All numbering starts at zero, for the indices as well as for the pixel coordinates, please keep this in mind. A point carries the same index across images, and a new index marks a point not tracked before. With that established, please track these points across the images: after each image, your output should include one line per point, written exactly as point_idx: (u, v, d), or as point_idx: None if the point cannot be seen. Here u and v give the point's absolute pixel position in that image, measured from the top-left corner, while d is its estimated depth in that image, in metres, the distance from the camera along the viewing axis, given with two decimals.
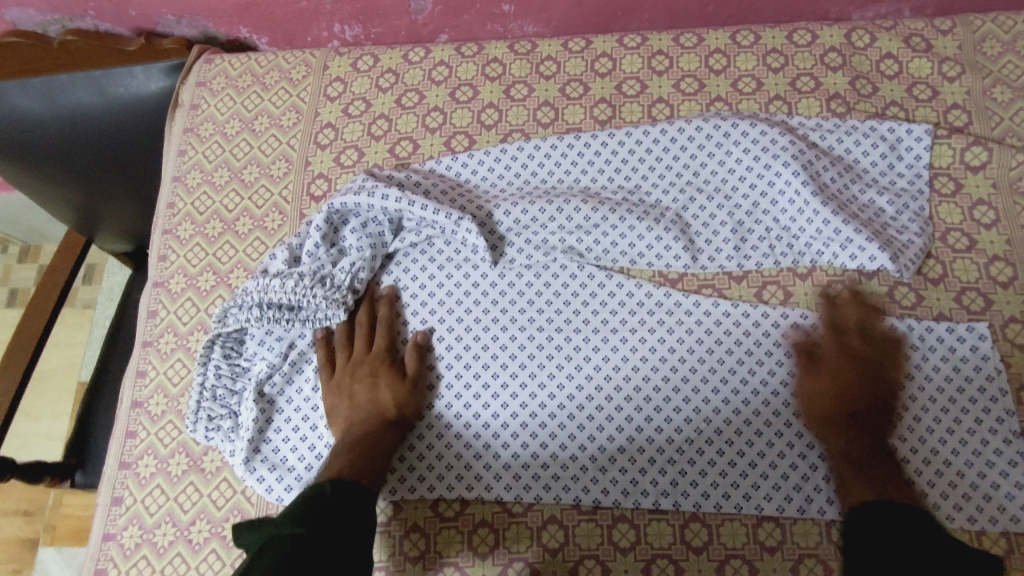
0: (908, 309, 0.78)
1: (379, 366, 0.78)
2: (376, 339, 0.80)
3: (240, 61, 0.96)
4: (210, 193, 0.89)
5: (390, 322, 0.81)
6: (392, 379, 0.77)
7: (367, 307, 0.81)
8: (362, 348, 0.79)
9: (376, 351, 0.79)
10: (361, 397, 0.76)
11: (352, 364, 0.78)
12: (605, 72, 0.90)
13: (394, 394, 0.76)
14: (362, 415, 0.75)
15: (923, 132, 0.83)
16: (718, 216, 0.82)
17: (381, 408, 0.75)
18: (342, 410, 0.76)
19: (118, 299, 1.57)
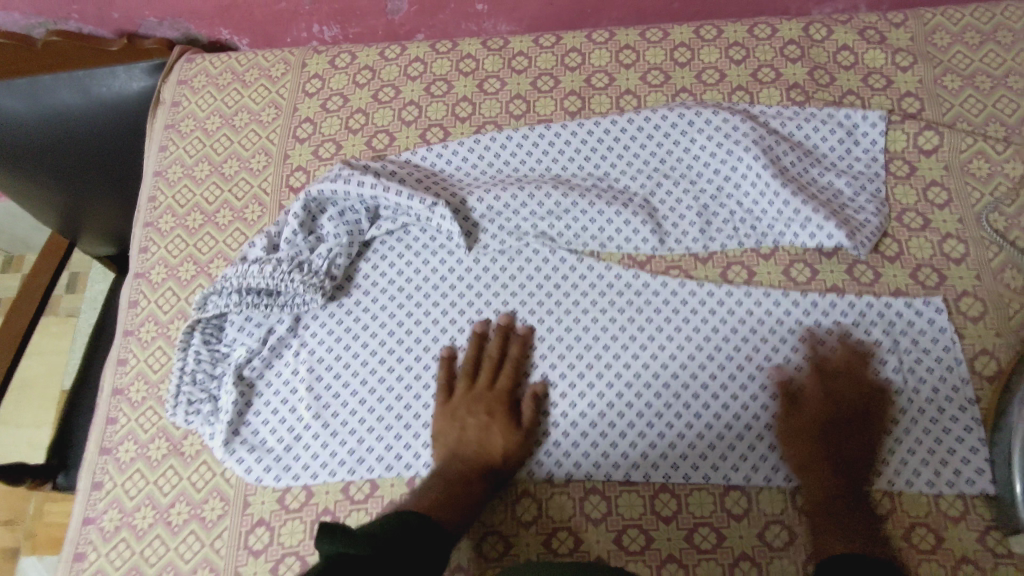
0: (866, 285, 0.81)
1: (498, 408, 0.76)
2: (501, 376, 0.78)
3: (221, 60, 0.98)
4: (190, 187, 0.92)
5: (520, 361, 0.80)
6: (506, 423, 0.75)
7: (475, 343, 0.80)
8: (485, 385, 0.78)
9: (501, 391, 0.77)
10: (480, 440, 0.75)
11: (465, 403, 0.77)
12: (574, 66, 0.93)
13: (508, 439, 0.75)
14: (474, 461, 0.74)
15: (877, 118, 0.87)
16: (684, 200, 0.85)
17: (491, 453, 0.74)
18: (448, 455, 0.75)
19: (100, 305, 1.58)
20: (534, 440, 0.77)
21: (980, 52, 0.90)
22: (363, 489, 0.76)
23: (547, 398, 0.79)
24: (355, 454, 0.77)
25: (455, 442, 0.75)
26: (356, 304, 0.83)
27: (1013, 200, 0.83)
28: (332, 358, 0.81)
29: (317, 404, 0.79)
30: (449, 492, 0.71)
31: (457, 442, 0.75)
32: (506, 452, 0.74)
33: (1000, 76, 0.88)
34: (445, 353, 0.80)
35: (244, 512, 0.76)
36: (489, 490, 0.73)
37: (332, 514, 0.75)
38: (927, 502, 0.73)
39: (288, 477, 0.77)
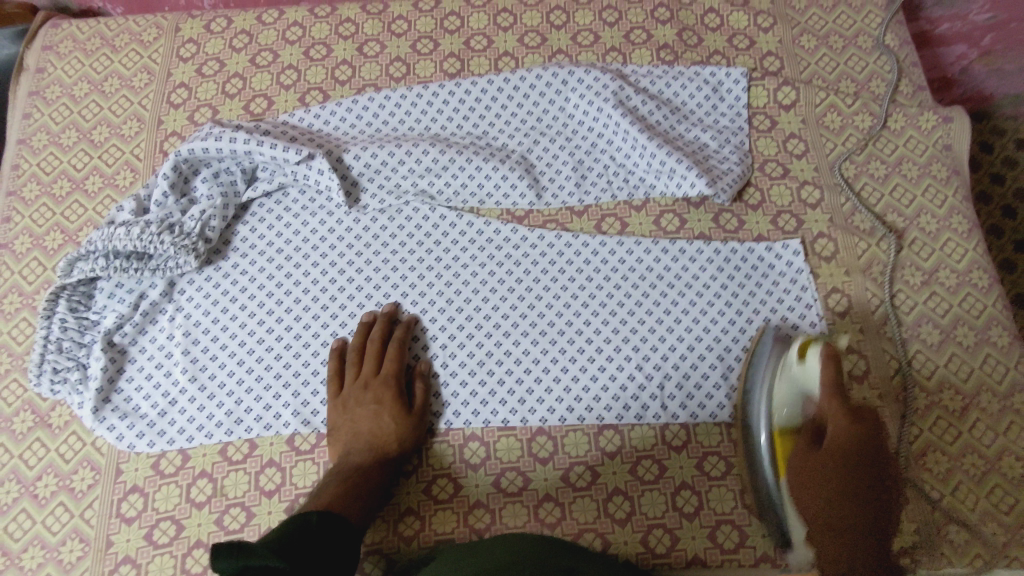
0: (731, 232, 0.85)
1: (386, 395, 0.74)
2: (386, 361, 0.76)
3: (89, 24, 0.96)
4: (57, 154, 0.89)
5: (405, 343, 0.78)
6: (395, 410, 0.74)
7: (361, 330, 0.78)
8: (371, 372, 0.76)
9: (387, 375, 0.75)
10: (373, 430, 0.73)
11: (354, 394, 0.75)
12: (454, 29, 0.95)
13: (401, 424, 0.73)
14: (370, 452, 0.72)
15: (740, 75, 0.91)
16: (560, 156, 0.88)
17: (386, 443, 0.73)
18: (343, 449, 0.73)
19: None
20: (427, 421, 0.76)
21: (833, 13, 0.96)
22: (240, 450, 0.75)
23: (435, 378, 0.78)
24: (231, 415, 0.76)
25: (348, 436, 0.73)
26: (233, 267, 0.82)
27: (863, 150, 0.88)
28: (209, 322, 0.80)
29: (193, 366, 0.78)
30: (350, 485, 0.70)
31: (350, 436, 0.73)
32: (400, 438, 0.73)
33: (851, 36, 0.95)
34: (336, 346, 0.78)
35: (117, 480, 0.74)
36: (389, 478, 0.73)
37: (208, 476, 0.74)
38: None
39: (163, 442, 0.75)
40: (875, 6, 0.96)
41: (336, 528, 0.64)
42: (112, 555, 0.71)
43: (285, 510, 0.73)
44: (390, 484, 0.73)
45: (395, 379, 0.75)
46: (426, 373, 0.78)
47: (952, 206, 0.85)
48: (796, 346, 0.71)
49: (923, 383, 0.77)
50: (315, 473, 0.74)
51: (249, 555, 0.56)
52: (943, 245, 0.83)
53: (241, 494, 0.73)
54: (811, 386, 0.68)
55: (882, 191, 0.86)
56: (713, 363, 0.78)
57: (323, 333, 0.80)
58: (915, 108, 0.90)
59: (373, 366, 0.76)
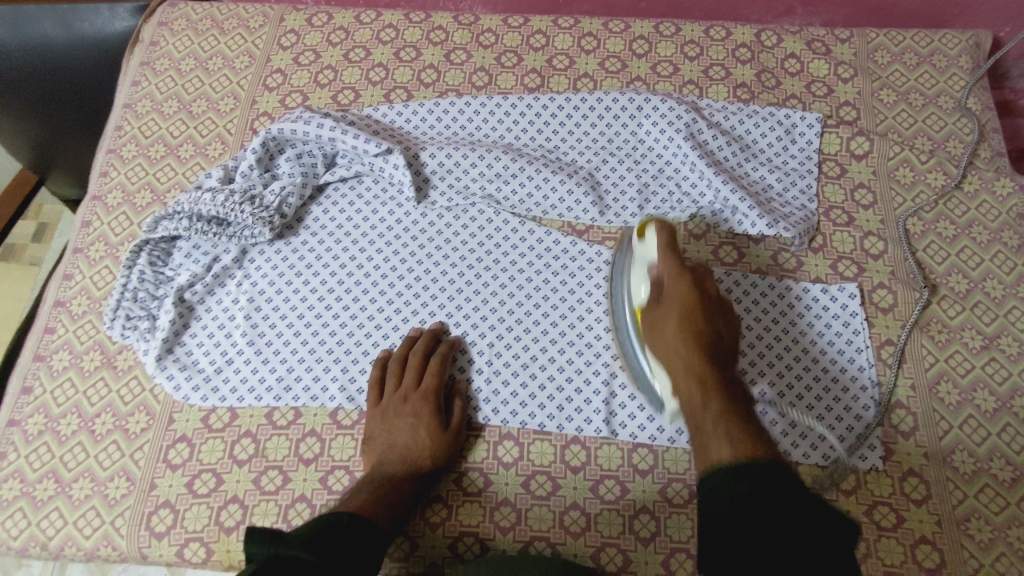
0: (789, 271, 0.85)
1: (424, 408, 0.75)
2: (426, 376, 0.77)
3: (203, 8, 1.04)
4: (157, 120, 0.96)
5: (447, 359, 0.79)
6: (428, 424, 0.75)
7: (405, 342, 0.80)
8: (411, 386, 0.77)
9: (426, 390, 0.76)
10: (408, 442, 0.74)
11: (393, 405, 0.76)
12: (538, 47, 0.99)
13: (436, 436, 0.74)
14: (403, 464, 0.73)
15: (813, 120, 0.93)
16: (627, 177, 0.90)
17: (419, 457, 0.73)
18: (377, 458, 0.74)
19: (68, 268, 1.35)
20: (463, 439, 0.77)
21: (916, 72, 0.96)
22: (285, 416, 0.78)
23: (471, 393, 0.79)
24: (282, 381, 0.79)
25: (384, 445, 0.74)
26: (303, 243, 0.86)
27: (933, 207, 0.88)
28: (273, 290, 0.84)
29: (253, 331, 0.82)
30: (381, 493, 0.70)
31: (386, 446, 0.74)
32: (432, 452, 0.74)
33: (932, 95, 0.95)
34: (380, 355, 0.80)
35: (168, 427, 0.78)
36: (421, 492, 0.73)
37: (252, 436, 0.77)
38: (823, 475, 0.75)
39: (215, 398, 0.79)
40: (960, 69, 0.96)
41: (360, 530, 0.64)
42: (153, 498, 0.75)
43: (319, 480, 0.75)
44: (421, 497, 0.73)
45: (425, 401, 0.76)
46: (465, 392, 0.79)
47: (1021, 274, 0.83)
48: (637, 231, 0.73)
49: (973, 449, 0.75)
50: (352, 447, 0.77)
51: (280, 543, 0.58)
52: (1007, 312, 0.81)
53: (281, 458, 0.76)
54: (655, 308, 0.68)
55: (948, 251, 0.85)
56: (753, 398, 0.78)
57: (377, 317, 0.83)
58: (992, 173, 0.89)
59: (414, 380, 0.77)
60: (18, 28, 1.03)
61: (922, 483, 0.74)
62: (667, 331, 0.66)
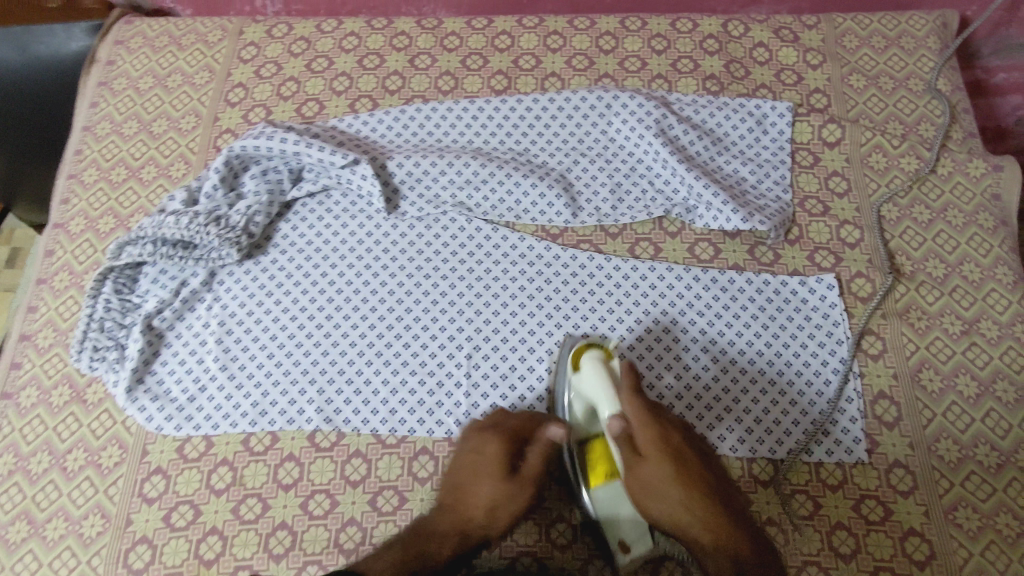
0: (766, 265, 0.84)
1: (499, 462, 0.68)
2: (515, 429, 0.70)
3: (159, 23, 1.01)
4: (117, 143, 0.93)
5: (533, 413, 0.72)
6: (494, 474, 0.67)
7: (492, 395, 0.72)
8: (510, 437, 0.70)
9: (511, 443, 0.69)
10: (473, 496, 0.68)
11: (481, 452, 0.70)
12: (504, 48, 0.97)
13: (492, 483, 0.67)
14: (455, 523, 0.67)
15: (785, 109, 0.92)
16: (598, 177, 0.88)
17: (471, 509, 0.67)
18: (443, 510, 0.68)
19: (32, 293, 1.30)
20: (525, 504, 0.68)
21: (885, 55, 0.95)
22: (262, 441, 0.76)
23: (450, 406, 0.77)
24: (257, 406, 0.78)
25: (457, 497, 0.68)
26: (272, 262, 0.84)
27: (908, 192, 0.87)
28: (243, 313, 0.82)
29: (225, 356, 0.80)
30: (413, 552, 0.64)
31: (456, 500, 0.68)
32: (489, 502, 0.67)
33: (902, 78, 0.94)
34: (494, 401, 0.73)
35: (142, 460, 0.76)
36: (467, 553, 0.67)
37: (229, 464, 0.76)
38: (809, 471, 0.74)
39: (189, 427, 0.77)
40: (929, 50, 0.95)
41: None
42: (131, 534, 0.73)
43: (299, 505, 0.74)
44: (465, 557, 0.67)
45: (540, 458, 0.68)
46: (444, 406, 0.77)
47: (997, 256, 0.83)
48: (572, 359, 0.74)
49: (957, 436, 0.75)
50: (332, 470, 0.75)
51: None
52: (986, 295, 0.81)
53: (259, 485, 0.74)
54: (632, 461, 0.65)
55: (925, 236, 0.84)
56: (736, 397, 0.77)
57: (352, 334, 0.81)
58: (965, 154, 0.88)
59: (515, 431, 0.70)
60: None
61: (907, 474, 0.73)
62: (643, 472, 0.65)
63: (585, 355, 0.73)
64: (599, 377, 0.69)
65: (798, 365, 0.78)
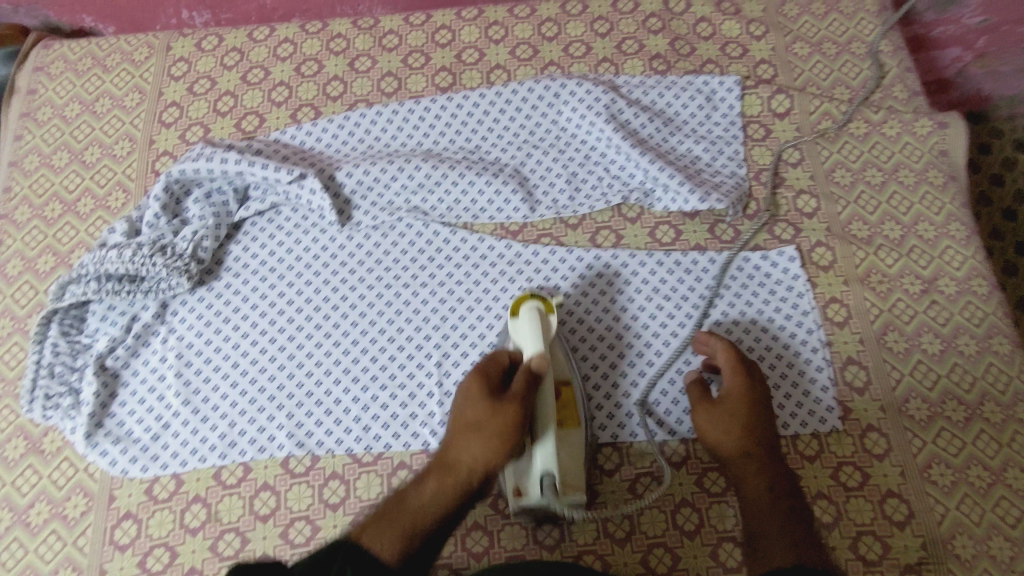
0: (727, 242, 0.84)
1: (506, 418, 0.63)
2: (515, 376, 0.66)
3: (79, 45, 0.96)
4: (48, 176, 0.88)
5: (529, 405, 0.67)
6: (486, 426, 0.62)
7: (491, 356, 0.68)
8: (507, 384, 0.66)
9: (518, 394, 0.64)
10: (467, 459, 0.61)
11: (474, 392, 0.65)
12: (445, 43, 0.95)
13: (487, 446, 0.61)
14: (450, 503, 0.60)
15: (733, 84, 0.91)
16: (553, 168, 0.87)
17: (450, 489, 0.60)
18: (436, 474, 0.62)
19: None
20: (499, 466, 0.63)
21: (826, 20, 0.95)
22: (234, 473, 0.74)
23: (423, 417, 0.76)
24: (225, 438, 0.75)
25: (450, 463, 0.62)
26: (226, 287, 0.81)
27: (859, 157, 0.87)
28: (201, 342, 0.79)
29: (186, 389, 0.77)
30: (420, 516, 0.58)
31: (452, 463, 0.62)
32: (475, 460, 0.61)
33: (845, 42, 0.94)
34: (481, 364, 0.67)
35: (110, 506, 0.73)
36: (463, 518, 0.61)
37: (202, 501, 0.73)
38: (786, 444, 0.75)
39: (156, 466, 0.74)
40: (868, 12, 0.95)
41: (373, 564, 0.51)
42: None
43: (280, 535, 0.72)
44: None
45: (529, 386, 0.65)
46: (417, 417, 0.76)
47: (950, 213, 0.84)
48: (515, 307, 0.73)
49: (926, 394, 0.76)
50: (310, 495, 0.73)
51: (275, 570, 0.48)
52: (942, 253, 0.82)
53: (236, 519, 0.72)
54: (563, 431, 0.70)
55: (879, 199, 0.85)
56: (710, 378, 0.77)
57: (316, 354, 0.79)
58: (911, 114, 0.89)
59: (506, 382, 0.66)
60: None
61: (881, 437, 0.74)
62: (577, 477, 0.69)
63: (526, 306, 0.72)
64: (534, 330, 0.70)
65: (767, 340, 0.79)
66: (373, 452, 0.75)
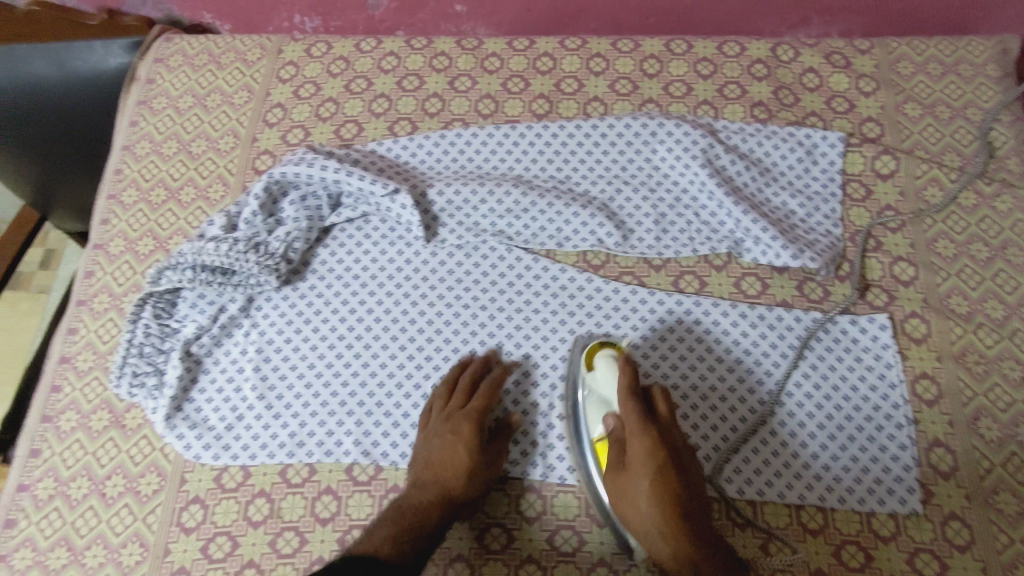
0: (815, 302, 0.81)
1: (465, 428, 0.72)
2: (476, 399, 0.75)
3: (199, 41, 1.01)
4: (157, 163, 0.93)
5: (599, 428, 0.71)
6: (456, 449, 0.71)
7: (456, 367, 0.78)
8: (461, 404, 0.75)
9: (474, 411, 0.73)
10: (441, 469, 0.71)
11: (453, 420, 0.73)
12: (546, 70, 0.96)
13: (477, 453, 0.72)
14: (435, 487, 0.71)
15: (836, 139, 0.89)
16: (642, 206, 0.86)
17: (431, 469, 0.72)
18: (420, 476, 0.72)
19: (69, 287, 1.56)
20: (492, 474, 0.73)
21: (941, 82, 0.92)
22: (300, 473, 0.76)
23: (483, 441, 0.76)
24: (295, 437, 0.77)
25: (431, 467, 0.72)
26: (310, 289, 0.84)
27: (964, 229, 0.84)
28: (281, 340, 0.81)
29: (263, 384, 0.79)
30: (405, 521, 0.69)
31: (425, 466, 0.72)
32: (434, 471, 0.72)
33: (959, 108, 0.90)
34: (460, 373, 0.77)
35: (180, 489, 0.75)
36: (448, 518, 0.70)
37: (266, 496, 0.75)
38: (860, 521, 0.72)
39: (227, 456, 0.76)
40: (987, 78, 0.91)
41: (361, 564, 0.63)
42: (168, 563, 0.72)
43: (337, 541, 0.72)
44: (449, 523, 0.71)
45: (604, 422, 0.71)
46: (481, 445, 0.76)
47: None
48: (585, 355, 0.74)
49: (1017, 489, 0.72)
50: (371, 505, 0.74)
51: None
52: None
53: (297, 519, 0.73)
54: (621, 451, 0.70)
55: (982, 275, 0.81)
56: (784, 440, 0.75)
57: (390, 365, 0.80)
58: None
59: (464, 403, 0.75)
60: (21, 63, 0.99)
61: (964, 527, 0.70)
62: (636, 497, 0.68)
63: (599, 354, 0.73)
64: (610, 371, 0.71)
65: (848, 410, 0.76)
66: None
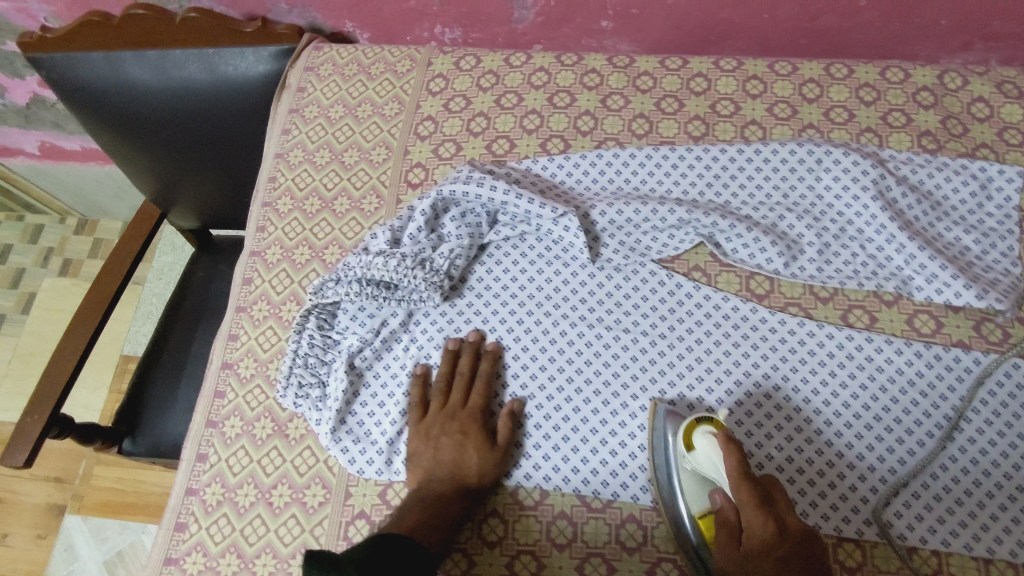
0: (995, 344, 0.78)
1: (472, 426, 0.75)
2: (472, 394, 0.77)
3: (346, 51, 1.01)
4: (310, 172, 0.94)
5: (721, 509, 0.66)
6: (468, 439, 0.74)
7: (445, 358, 0.79)
8: (458, 404, 0.77)
9: (472, 408, 0.76)
10: (456, 460, 0.73)
11: (445, 415, 0.76)
12: (700, 91, 0.93)
13: (482, 454, 0.74)
14: (449, 479, 0.72)
15: (1015, 173, 0.85)
16: (806, 235, 0.84)
17: (436, 468, 0.73)
18: (425, 474, 0.73)
19: (167, 278, 1.66)
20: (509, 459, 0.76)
21: None
22: None
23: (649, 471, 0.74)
24: None
25: (430, 462, 0.74)
26: (468, 306, 0.83)
27: None
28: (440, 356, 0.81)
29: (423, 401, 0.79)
30: (428, 513, 0.69)
31: (431, 461, 0.74)
32: (449, 462, 0.73)
33: None
34: (420, 372, 0.79)
35: (346, 503, 0.75)
36: (469, 508, 0.72)
37: None
38: None
39: (390, 472, 0.76)
40: None
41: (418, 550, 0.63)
42: None
43: (505, 565, 0.72)
44: (468, 513, 0.72)
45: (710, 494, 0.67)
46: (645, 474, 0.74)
47: None
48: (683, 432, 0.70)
49: None
50: (538, 530, 0.73)
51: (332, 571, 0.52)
52: None
53: (465, 539, 0.74)
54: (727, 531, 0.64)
55: None
56: (968, 488, 0.72)
57: (550, 388, 0.79)
58: None
59: (460, 398, 0.77)
60: (178, 69, 1.04)
61: None
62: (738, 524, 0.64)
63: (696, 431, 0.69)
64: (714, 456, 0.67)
65: None
66: (601, 497, 0.74)
